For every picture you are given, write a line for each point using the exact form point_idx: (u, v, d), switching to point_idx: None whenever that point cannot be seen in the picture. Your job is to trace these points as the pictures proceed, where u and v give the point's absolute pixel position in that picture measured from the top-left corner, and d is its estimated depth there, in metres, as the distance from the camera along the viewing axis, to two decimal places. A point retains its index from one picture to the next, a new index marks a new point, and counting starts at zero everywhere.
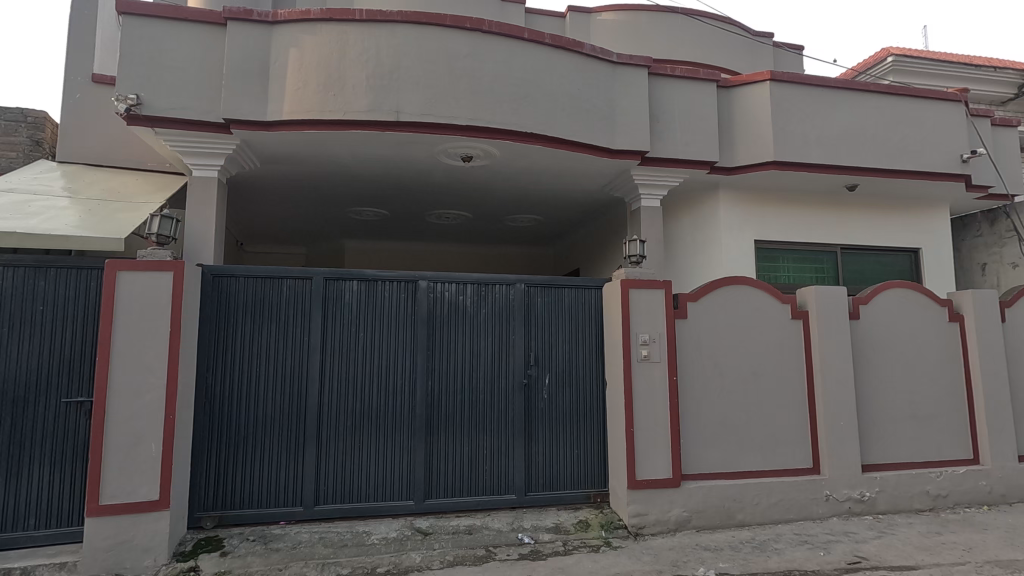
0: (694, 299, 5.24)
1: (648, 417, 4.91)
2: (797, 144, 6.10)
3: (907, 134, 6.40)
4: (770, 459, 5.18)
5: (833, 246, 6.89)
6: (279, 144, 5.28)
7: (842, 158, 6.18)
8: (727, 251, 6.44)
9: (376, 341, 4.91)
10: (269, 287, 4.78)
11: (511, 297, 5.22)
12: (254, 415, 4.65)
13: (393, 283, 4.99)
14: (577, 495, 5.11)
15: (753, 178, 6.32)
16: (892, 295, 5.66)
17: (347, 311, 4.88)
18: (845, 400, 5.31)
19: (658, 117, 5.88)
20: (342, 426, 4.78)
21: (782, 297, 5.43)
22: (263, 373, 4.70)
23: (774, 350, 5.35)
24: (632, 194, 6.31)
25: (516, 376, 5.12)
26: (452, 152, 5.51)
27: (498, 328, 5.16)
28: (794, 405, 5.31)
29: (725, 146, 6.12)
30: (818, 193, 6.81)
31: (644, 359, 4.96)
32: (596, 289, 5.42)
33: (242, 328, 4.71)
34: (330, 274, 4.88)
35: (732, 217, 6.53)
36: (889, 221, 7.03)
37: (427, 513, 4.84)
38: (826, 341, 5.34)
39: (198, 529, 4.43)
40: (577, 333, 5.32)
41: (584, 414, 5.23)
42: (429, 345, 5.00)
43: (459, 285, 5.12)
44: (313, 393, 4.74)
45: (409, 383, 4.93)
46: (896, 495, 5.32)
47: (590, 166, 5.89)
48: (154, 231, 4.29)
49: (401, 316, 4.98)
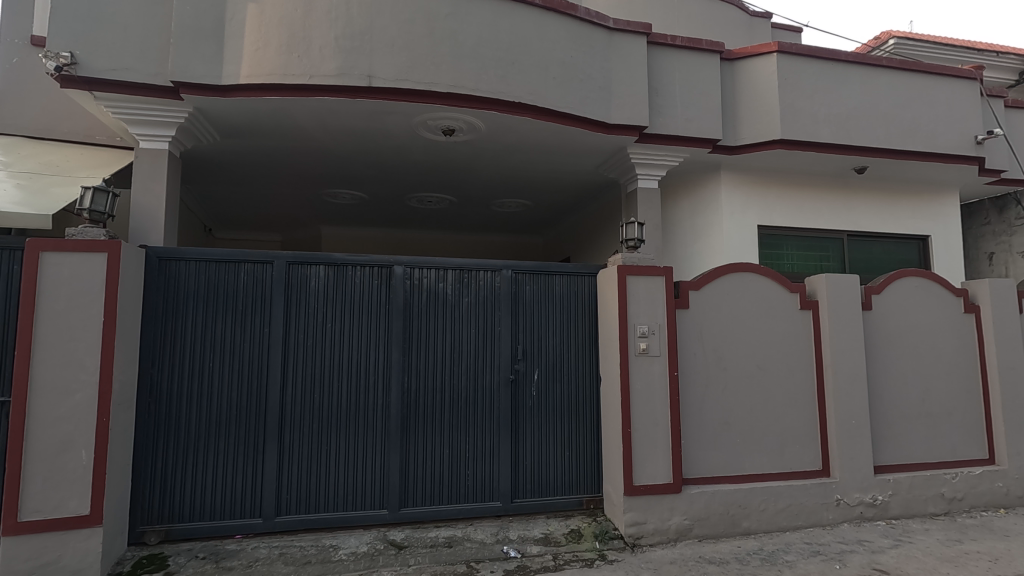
0: (696, 287, 4.79)
1: (647, 416, 4.47)
2: (805, 121, 5.66)
3: (921, 113, 5.99)
4: (776, 461, 4.78)
5: (839, 232, 6.50)
6: (238, 112, 4.73)
7: (853, 137, 5.76)
8: (728, 236, 6.01)
9: (346, 332, 4.40)
10: (223, 272, 4.25)
11: (497, 285, 4.73)
12: (206, 416, 4.13)
13: (365, 268, 4.48)
14: (569, 501, 4.68)
15: (758, 158, 5.89)
16: (906, 285, 5.28)
17: (313, 299, 4.37)
18: (858, 396, 4.93)
19: (658, 90, 5.41)
20: (308, 428, 4.28)
21: (791, 286, 5.01)
22: (217, 369, 4.18)
23: (781, 343, 4.94)
24: (628, 175, 5.85)
25: (503, 371, 4.65)
26: (432, 125, 4.99)
27: (482, 319, 4.68)
28: (803, 402, 4.92)
29: (728, 123, 5.68)
30: (824, 176, 6.40)
31: (642, 353, 4.51)
32: (589, 276, 4.96)
33: (192, 319, 4.18)
34: (293, 258, 4.34)
35: (734, 200, 6.10)
36: (898, 206, 6.64)
37: (402, 523, 4.38)
38: (837, 334, 4.94)
39: (141, 546, 3.93)
40: (570, 324, 4.86)
41: (577, 412, 4.78)
42: (406, 338, 4.51)
43: (439, 271, 4.63)
44: (275, 391, 4.23)
45: (384, 380, 4.44)
46: (910, 499, 4.96)
47: (583, 143, 5.42)
48: (85, 206, 3.74)
49: (374, 305, 4.47)
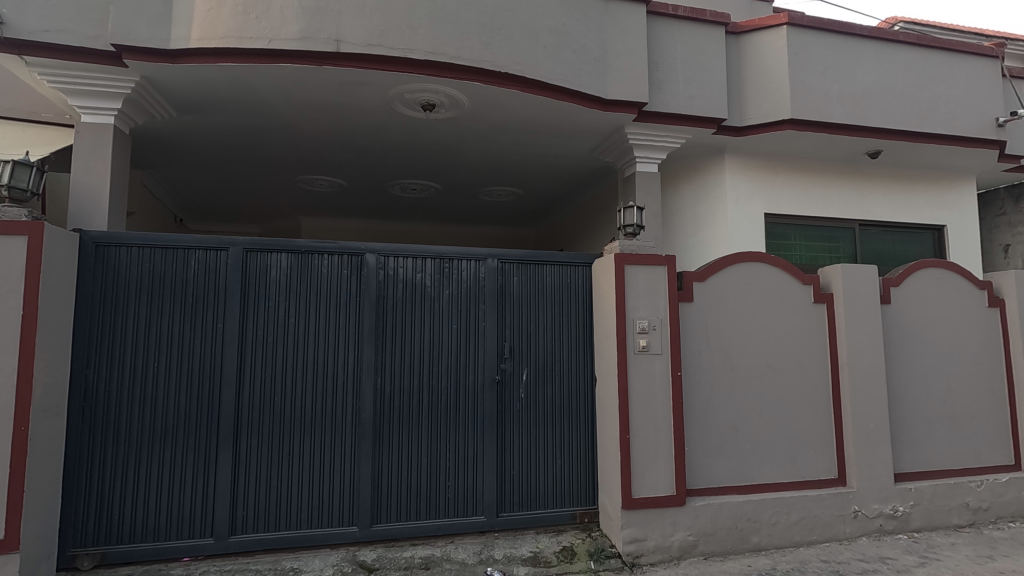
0: (702, 278, 4.35)
1: (648, 421, 4.03)
2: (818, 100, 5.22)
3: (940, 93, 5.57)
4: (788, 468, 4.36)
5: (851, 221, 6.07)
6: (193, 82, 4.23)
7: (868, 118, 5.33)
8: (733, 225, 5.57)
9: (311, 327, 3.93)
10: (170, 260, 3.76)
11: (481, 276, 4.27)
12: (150, 424, 3.65)
13: (333, 256, 4.01)
14: (560, 515, 4.22)
15: (765, 140, 5.46)
16: (927, 276, 4.86)
17: (273, 290, 3.89)
18: (876, 398, 4.51)
19: (658, 65, 4.97)
20: (268, 436, 3.81)
21: (804, 277, 4.58)
22: (163, 371, 3.70)
23: (793, 339, 4.50)
24: (625, 158, 5.40)
25: (488, 372, 4.19)
26: (410, 99, 4.51)
27: (464, 314, 4.21)
28: (817, 404, 4.49)
29: (733, 102, 5.24)
30: (834, 160, 5.98)
31: (642, 351, 4.07)
32: (583, 266, 4.51)
33: (133, 312, 3.69)
34: (251, 244, 3.87)
35: (739, 186, 5.66)
36: (912, 194, 6.23)
37: (373, 541, 3.92)
38: (853, 330, 4.51)
39: (72, 572, 3.45)
40: (562, 319, 4.41)
41: (569, 417, 4.33)
42: (379, 334, 4.04)
43: (416, 260, 4.16)
44: (229, 395, 3.75)
45: (354, 381, 3.97)
46: (932, 510, 4.54)
47: (577, 121, 4.96)
48: (2, 180, 3.24)
49: (344, 297, 4.00)
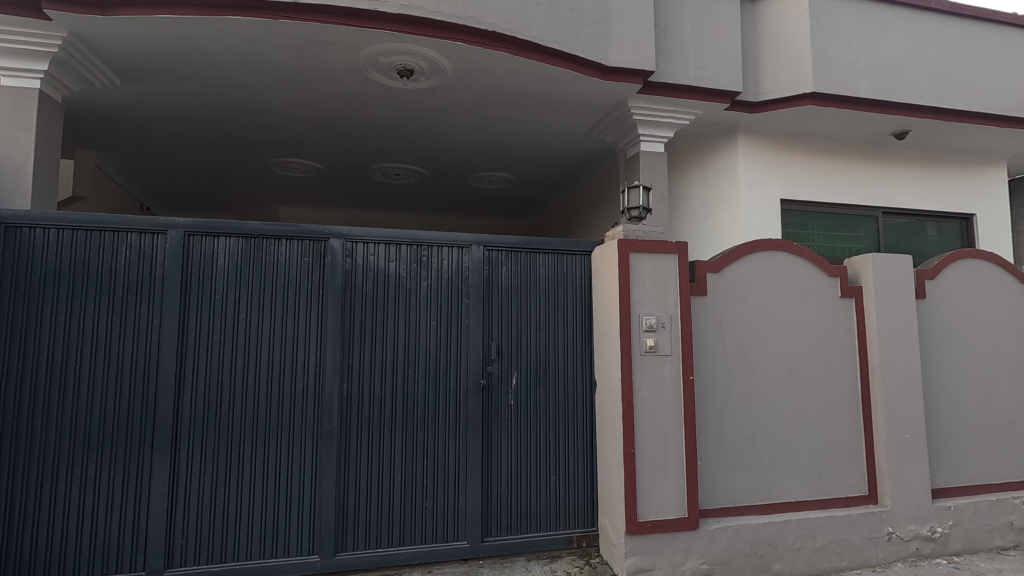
0: (716, 269, 3.82)
1: (657, 432, 3.50)
2: (843, 72, 4.68)
3: (974, 66, 5.05)
4: (813, 485, 3.85)
5: (873, 208, 5.55)
6: (132, 41, 3.66)
7: (898, 93, 4.80)
8: (746, 211, 5.04)
9: (265, 324, 3.37)
10: (96, 245, 3.20)
11: (464, 266, 3.72)
12: (70, 438, 3.10)
13: (292, 241, 3.46)
14: (555, 539, 3.69)
15: (782, 118, 4.92)
16: (965, 268, 4.34)
17: (219, 281, 3.33)
18: (912, 405, 3.99)
19: (666, 31, 4.42)
20: (212, 451, 3.26)
21: (830, 268, 4.05)
22: (86, 375, 3.14)
23: (818, 338, 3.98)
24: (628, 137, 4.87)
25: (472, 375, 3.65)
26: (384, 63, 3.95)
27: (445, 309, 3.67)
28: (844, 412, 3.97)
29: (748, 74, 4.70)
30: (855, 142, 5.45)
31: (649, 352, 3.54)
32: (582, 255, 3.97)
33: (51, 306, 3.13)
34: (193, 227, 3.31)
35: (753, 168, 5.13)
36: (938, 180, 5.72)
37: (338, 573, 3.38)
38: (885, 328, 4.00)
39: None
40: (557, 316, 3.87)
41: (565, 427, 3.80)
42: (345, 332, 3.49)
43: (389, 248, 3.62)
44: (166, 404, 3.20)
45: (316, 386, 3.42)
46: (973, 531, 4.04)
47: (575, 92, 4.42)
48: None
49: (303, 290, 3.44)
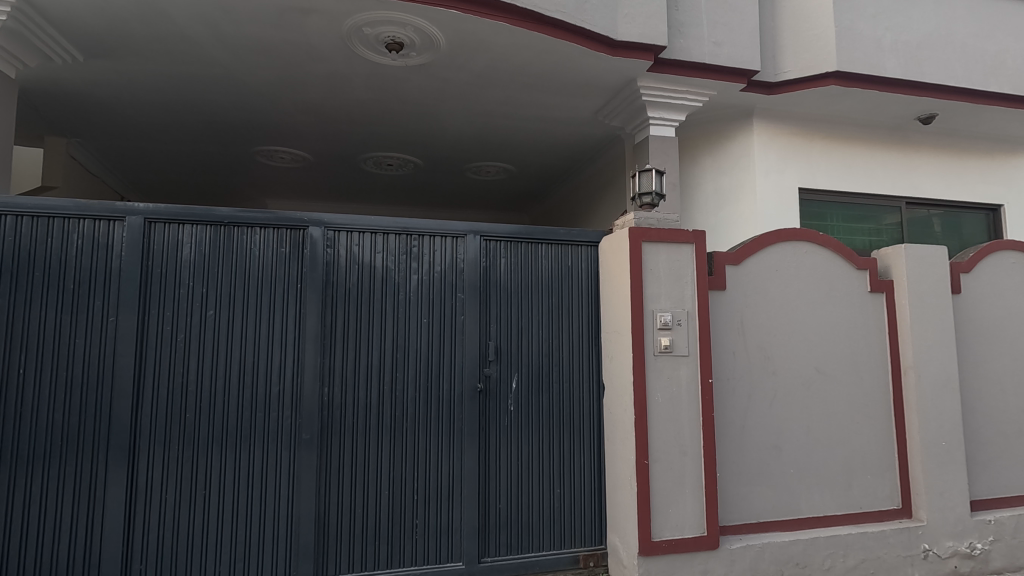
0: (736, 261, 3.47)
1: (672, 441, 3.16)
2: (869, 50, 4.34)
3: (1006, 45, 4.71)
4: (842, 498, 3.52)
5: (897, 199, 5.21)
6: (90, 9, 3.31)
7: (927, 72, 4.45)
8: (762, 201, 4.70)
9: (236, 322, 3.02)
10: (44, 234, 2.85)
11: (459, 257, 3.37)
12: (13, 450, 2.75)
13: (268, 229, 3.10)
14: (559, 559, 3.34)
15: (802, 100, 4.58)
16: (1003, 261, 3.99)
17: (185, 275, 2.98)
18: (948, 410, 3.66)
19: (678, 4, 4.07)
20: (176, 465, 2.91)
21: (859, 261, 3.70)
22: (32, 379, 2.79)
23: (846, 337, 3.64)
24: (637, 120, 4.52)
25: (467, 378, 3.30)
26: (370, 36, 3.60)
27: (437, 306, 3.31)
28: (875, 418, 3.63)
29: (766, 52, 4.35)
30: (877, 128, 5.11)
31: (664, 352, 3.19)
32: (588, 247, 3.62)
33: None
34: (155, 213, 2.96)
35: (769, 155, 4.78)
36: (964, 168, 5.38)
37: None
38: (920, 326, 3.65)
39: None
40: (560, 313, 3.52)
41: (569, 435, 3.45)
42: (326, 332, 3.14)
43: (375, 237, 3.27)
44: (122, 414, 2.84)
45: (293, 392, 3.06)
46: (1014, 547, 3.71)
47: (579, 71, 4.07)
48: None
49: (279, 284, 3.09)
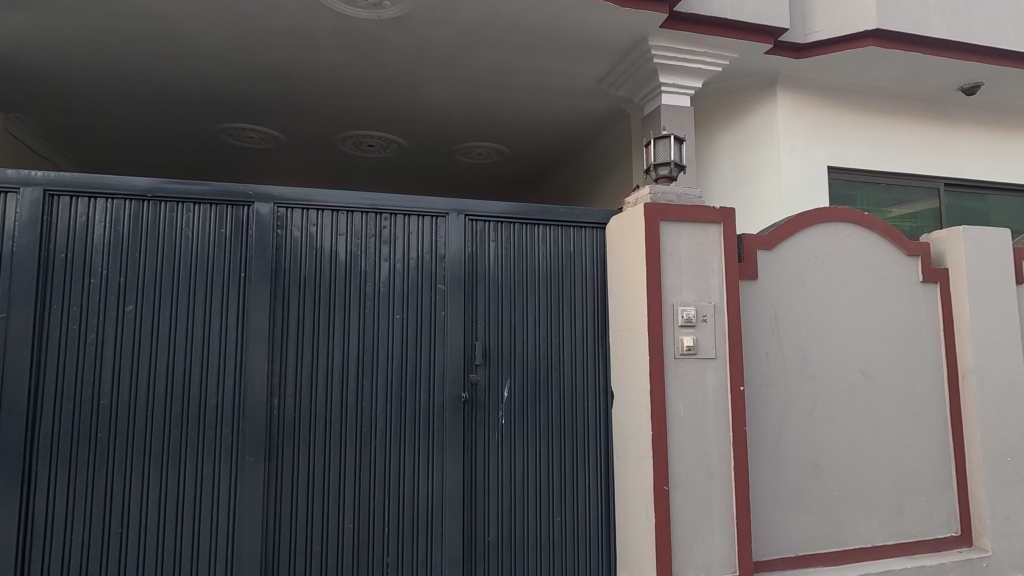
0: (769, 245, 2.92)
1: (697, 462, 2.62)
2: (912, 5, 3.78)
3: None
4: (891, 523, 2.99)
5: (934, 179, 4.66)
6: None
7: (976, 33, 3.91)
8: (787, 181, 4.15)
9: (162, 318, 2.46)
10: None
11: (439, 241, 2.81)
12: None
13: (203, 206, 2.54)
14: None
15: (833, 65, 4.03)
16: None
17: (96, 260, 2.41)
18: (1014, 419, 3.12)
19: None
20: (86, 496, 2.35)
21: (908, 246, 3.16)
22: None
23: (895, 334, 3.10)
24: (647, 88, 3.97)
25: (450, 386, 2.74)
26: None
27: (412, 300, 2.75)
28: (930, 429, 3.10)
29: (795, 8, 3.79)
30: (913, 100, 4.57)
31: (687, 354, 2.64)
32: (593, 229, 3.06)
33: None
34: (59, 183, 2.38)
35: (794, 129, 4.24)
36: (1006, 146, 4.85)
37: None
38: (981, 322, 3.12)
39: None
40: (561, 308, 2.97)
41: (571, 452, 2.90)
42: (275, 330, 2.57)
43: (338, 217, 2.70)
44: (13, 435, 2.27)
45: (234, 403, 2.50)
46: None
47: (581, 27, 3.50)
48: None
49: (217, 273, 2.52)
